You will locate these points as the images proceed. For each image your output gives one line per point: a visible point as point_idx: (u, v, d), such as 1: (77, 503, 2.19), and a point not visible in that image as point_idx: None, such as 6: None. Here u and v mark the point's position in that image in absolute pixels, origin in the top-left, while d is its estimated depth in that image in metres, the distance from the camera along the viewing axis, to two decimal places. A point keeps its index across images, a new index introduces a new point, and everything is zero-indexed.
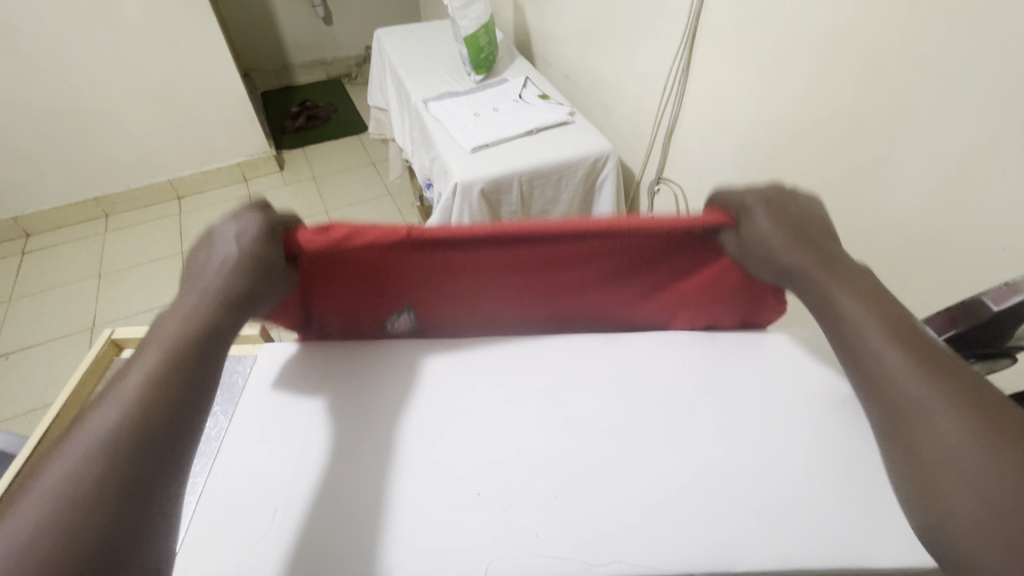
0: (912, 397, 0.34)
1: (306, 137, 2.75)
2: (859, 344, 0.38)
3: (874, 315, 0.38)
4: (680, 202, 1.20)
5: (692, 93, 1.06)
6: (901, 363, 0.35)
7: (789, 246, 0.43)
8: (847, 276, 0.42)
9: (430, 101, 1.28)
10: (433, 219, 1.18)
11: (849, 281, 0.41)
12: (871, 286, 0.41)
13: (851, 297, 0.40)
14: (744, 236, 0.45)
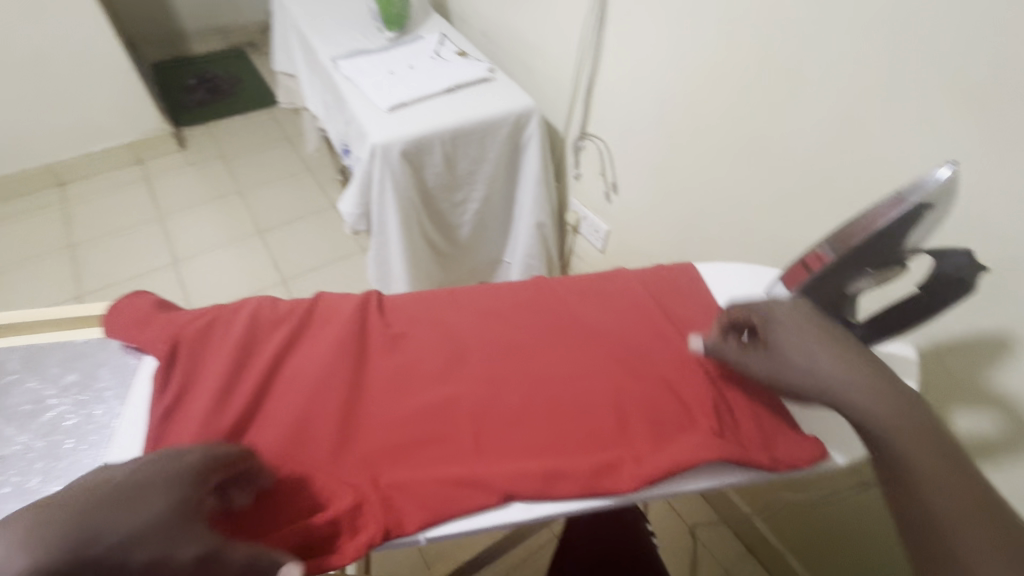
0: (937, 502, 0.39)
1: (208, 112, 2.51)
2: (904, 465, 0.41)
3: (951, 465, 0.40)
4: (605, 156, 1.21)
5: (610, 44, 1.05)
6: (932, 471, 0.40)
7: (859, 374, 0.45)
8: (919, 416, 0.43)
9: (340, 59, 1.20)
10: (353, 186, 1.11)
11: (881, 389, 0.44)
12: (945, 437, 0.42)
13: (923, 436, 0.42)
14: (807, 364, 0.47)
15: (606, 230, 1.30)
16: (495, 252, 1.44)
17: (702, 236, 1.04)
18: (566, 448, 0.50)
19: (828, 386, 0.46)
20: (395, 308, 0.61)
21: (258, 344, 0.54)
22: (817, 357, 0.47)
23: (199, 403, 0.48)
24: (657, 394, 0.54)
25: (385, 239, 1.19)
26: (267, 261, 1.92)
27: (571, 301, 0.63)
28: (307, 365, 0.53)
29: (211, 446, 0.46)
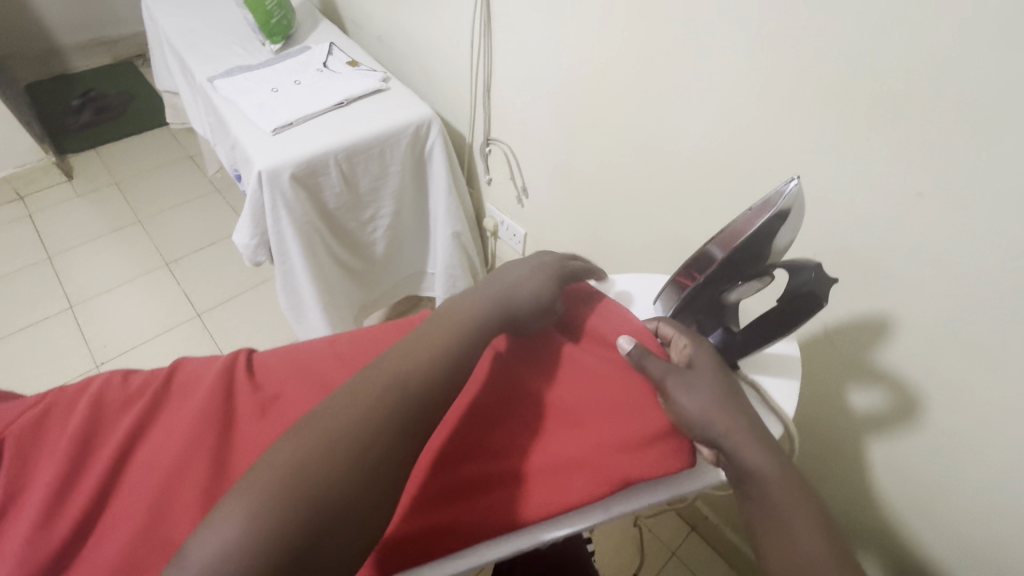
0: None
1: (96, 135, 2.29)
2: (766, 493, 0.46)
3: (800, 494, 0.46)
4: (511, 161, 1.18)
5: (501, 47, 1.03)
6: (810, 530, 0.44)
7: (726, 411, 0.50)
8: (771, 448, 0.49)
9: (217, 79, 1.11)
10: (245, 216, 1.03)
11: (801, 498, 0.46)
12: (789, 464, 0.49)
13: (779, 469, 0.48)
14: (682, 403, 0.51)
15: (523, 233, 1.28)
16: (416, 264, 1.39)
17: (611, 236, 1.04)
18: (463, 496, 0.51)
19: (703, 422, 0.50)
20: (268, 367, 0.57)
21: (103, 431, 0.49)
22: (722, 421, 0.49)
23: (28, 513, 0.43)
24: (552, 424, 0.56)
25: (290, 267, 1.12)
26: (177, 294, 1.78)
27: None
28: (166, 439, 0.49)
29: (49, 552, 0.42)
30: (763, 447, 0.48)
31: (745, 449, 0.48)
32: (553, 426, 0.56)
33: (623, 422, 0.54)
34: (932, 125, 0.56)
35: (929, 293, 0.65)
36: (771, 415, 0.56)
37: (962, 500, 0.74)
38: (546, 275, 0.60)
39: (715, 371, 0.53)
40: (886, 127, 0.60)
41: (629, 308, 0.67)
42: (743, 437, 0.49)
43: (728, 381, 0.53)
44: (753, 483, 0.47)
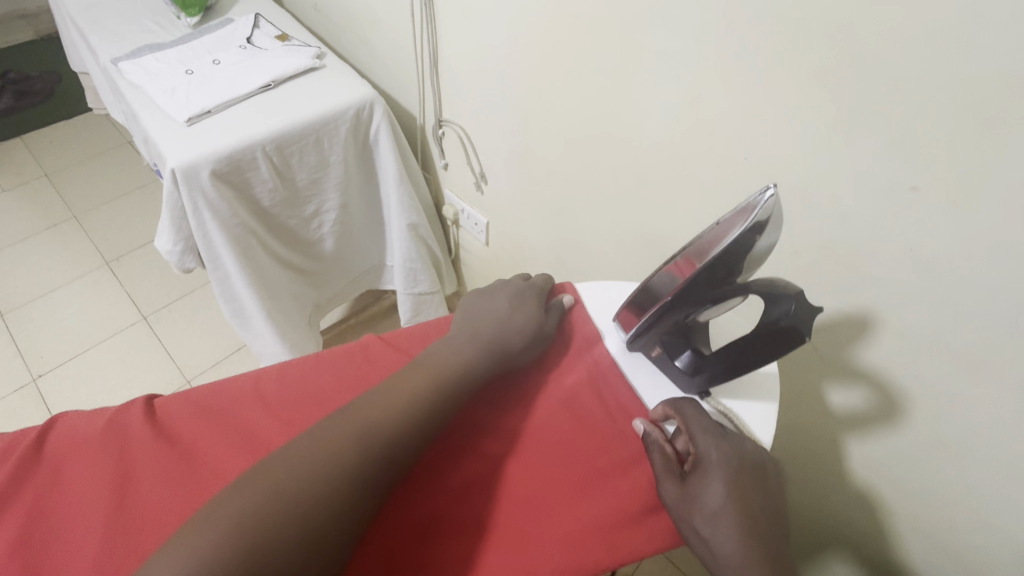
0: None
1: (21, 122, 2.09)
2: None
3: None
4: (466, 144, 1.07)
5: (445, 18, 0.90)
6: None
7: (749, 514, 0.43)
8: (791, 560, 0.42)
9: (121, 60, 0.96)
10: (163, 220, 0.91)
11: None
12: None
13: None
14: (697, 496, 0.44)
15: (485, 222, 1.18)
16: (373, 258, 1.29)
17: (577, 226, 0.95)
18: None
19: (713, 521, 0.43)
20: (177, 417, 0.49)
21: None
22: (743, 520, 0.43)
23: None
24: (514, 479, 0.48)
25: (225, 273, 1.01)
26: (118, 295, 1.65)
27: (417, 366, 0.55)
28: (53, 510, 0.43)
29: None
30: (741, 528, 0.42)
31: (720, 530, 0.42)
32: (550, 480, 0.49)
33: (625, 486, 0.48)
34: (931, 107, 0.48)
35: (920, 297, 0.58)
36: None
37: (951, 507, 0.69)
38: (524, 293, 0.60)
39: (742, 452, 0.46)
40: (877, 113, 0.51)
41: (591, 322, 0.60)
42: (722, 518, 0.43)
43: (756, 460, 0.46)
44: None
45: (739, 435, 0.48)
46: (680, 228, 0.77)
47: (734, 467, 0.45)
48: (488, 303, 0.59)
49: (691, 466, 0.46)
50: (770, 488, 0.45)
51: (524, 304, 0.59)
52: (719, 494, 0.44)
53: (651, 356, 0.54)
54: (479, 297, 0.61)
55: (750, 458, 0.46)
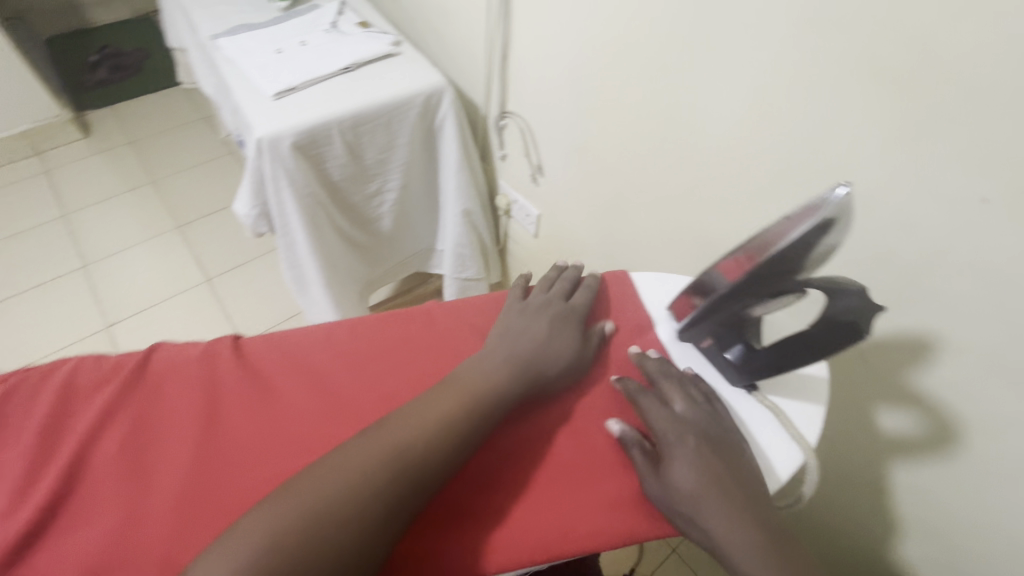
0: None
1: (113, 93, 2.27)
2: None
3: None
4: (527, 136, 1.11)
5: (519, 13, 0.94)
6: None
7: (725, 501, 0.44)
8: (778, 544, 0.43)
9: (220, 37, 1.05)
10: (244, 185, 0.99)
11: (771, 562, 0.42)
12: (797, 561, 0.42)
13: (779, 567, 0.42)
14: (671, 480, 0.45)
15: (536, 214, 1.22)
16: (424, 241, 1.34)
17: (629, 222, 0.97)
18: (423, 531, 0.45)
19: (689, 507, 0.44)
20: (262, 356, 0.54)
21: (68, 420, 0.46)
22: (722, 507, 0.43)
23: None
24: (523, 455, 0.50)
25: (292, 240, 1.08)
26: (186, 257, 1.77)
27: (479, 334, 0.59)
28: (154, 418, 0.47)
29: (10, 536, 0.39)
30: (724, 506, 0.43)
31: (705, 509, 0.44)
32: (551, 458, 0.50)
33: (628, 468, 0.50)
34: (1012, 119, 0.48)
35: (981, 313, 0.57)
36: (789, 443, 0.50)
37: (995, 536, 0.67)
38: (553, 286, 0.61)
39: (724, 443, 0.47)
40: (955, 123, 0.51)
41: (642, 307, 0.61)
42: (707, 495, 0.44)
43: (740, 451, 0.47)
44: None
45: (692, 412, 0.49)
46: (734, 230, 0.78)
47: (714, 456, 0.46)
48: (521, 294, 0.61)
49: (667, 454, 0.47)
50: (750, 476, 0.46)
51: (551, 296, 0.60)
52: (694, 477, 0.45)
53: (701, 347, 0.56)
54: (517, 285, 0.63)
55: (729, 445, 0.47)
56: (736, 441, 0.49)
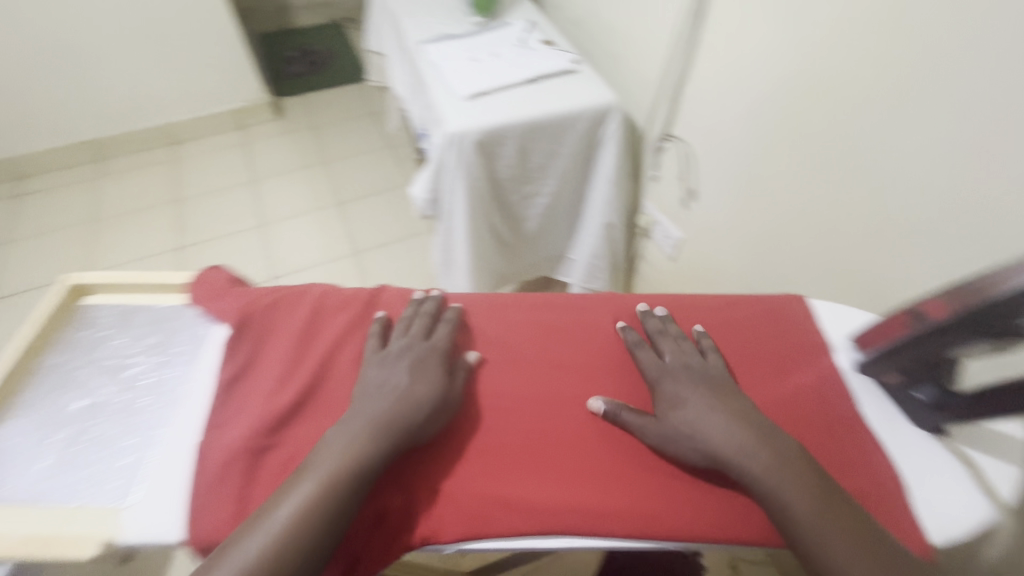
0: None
1: (304, 84, 2.64)
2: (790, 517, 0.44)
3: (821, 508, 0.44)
4: (688, 160, 1.13)
5: (705, 44, 0.98)
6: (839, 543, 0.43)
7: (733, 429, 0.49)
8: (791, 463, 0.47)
9: (426, 43, 1.20)
10: (425, 171, 1.12)
11: (779, 464, 0.46)
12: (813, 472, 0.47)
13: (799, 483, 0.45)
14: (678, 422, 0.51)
15: (679, 238, 1.23)
16: (560, 248, 1.41)
17: (786, 257, 0.95)
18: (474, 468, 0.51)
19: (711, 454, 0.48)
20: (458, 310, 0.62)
21: (318, 328, 0.58)
22: (726, 435, 0.48)
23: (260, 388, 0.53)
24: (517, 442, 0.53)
25: (452, 227, 1.20)
26: (341, 231, 2.01)
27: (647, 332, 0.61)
28: (373, 343, 0.57)
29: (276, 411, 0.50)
30: (731, 428, 0.49)
31: (708, 434, 0.49)
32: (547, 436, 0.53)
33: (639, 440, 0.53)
34: None
35: None
36: (978, 495, 0.48)
37: None
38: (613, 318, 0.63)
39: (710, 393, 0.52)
40: None
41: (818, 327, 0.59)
42: (707, 420, 0.50)
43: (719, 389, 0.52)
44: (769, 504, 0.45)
45: (682, 361, 0.55)
46: (916, 281, 0.75)
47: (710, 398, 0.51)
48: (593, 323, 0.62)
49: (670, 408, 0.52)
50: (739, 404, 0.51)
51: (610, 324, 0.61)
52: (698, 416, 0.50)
53: (886, 382, 0.55)
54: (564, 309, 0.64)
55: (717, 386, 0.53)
56: (721, 374, 0.54)
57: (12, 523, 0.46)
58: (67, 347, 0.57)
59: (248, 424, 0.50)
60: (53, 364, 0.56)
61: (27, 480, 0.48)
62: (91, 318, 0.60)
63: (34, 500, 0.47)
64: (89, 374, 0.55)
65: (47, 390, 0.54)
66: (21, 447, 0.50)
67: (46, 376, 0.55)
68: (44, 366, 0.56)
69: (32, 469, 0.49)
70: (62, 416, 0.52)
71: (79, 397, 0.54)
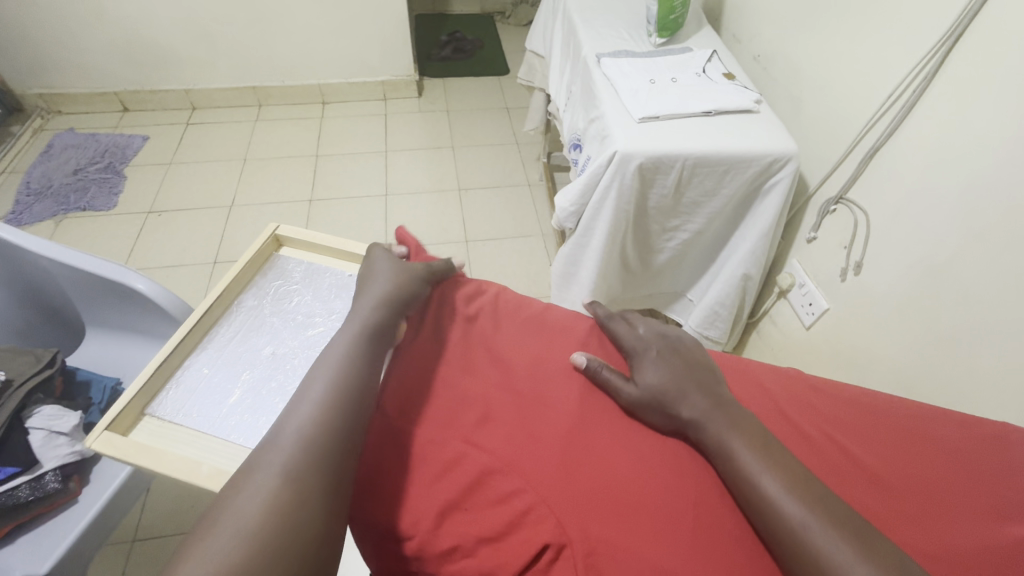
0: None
1: (448, 68, 2.73)
2: (771, 508, 0.42)
3: (801, 496, 0.42)
4: (860, 230, 1.03)
5: (927, 111, 0.87)
6: (832, 531, 0.40)
7: (702, 402, 0.50)
8: (773, 453, 0.46)
9: (604, 56, 1.18)
10: (577, 184, 1.10)
11: (738, 426, 0.48)
12: (796, 466, 0.45)
13: (778, 468, 0.45)
14: (649, 387, 0.52)
15: (824, 308, 1.13)
16: (680, 286, 1.35)
17: (958, 363, 0.84)
18: (465, 430, 0.51)
19: (686, 421, 0.50)
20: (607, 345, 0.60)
21: (480, 329, 0.59)
22: (695, 407, 0.50)
23: (437, 387, 0.55)
24: (496, 423, 0.52)
25: (585, 243, 1.18)
26: (456, 217, 2.05)
27: (848, 423, 0.52)
28: (529, 363, 0.57)
29: (437, 412, 0.53)
30: (696, 395, 0.51)
31: (677, 402, 0.51)
32: (528, 412, 0.53)
33: (630, 441, 0.51)
34: None
35: None
36: None
37: None
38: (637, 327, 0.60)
39: (677, 367, 0.54)
40: None
41: None
42: (677, 386, 0.52)
43: (689, 364, 0.54)
44: (749, 487, 0.44)
45: (655, 335, 0.58)
46: None
47: (678, 372, 0.53)
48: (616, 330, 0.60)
49: (639, 380, 0.54)
50: (705, 379, 0.53)
51: (632, 330, 0.59)
52: (660, 380, 0.53)
53: None
54: (609, 318, 0.62)
55: (688, 364, 0.54)
56: (694, 349, 0.57)
57: (204, 448, 0.51)
58: (261, 292, 0.64)
59: (429, 418, 0.52)
60: (248, 305, 0.63)
61: (218, 413, 0.53)
62: (283, 269, 0.67)
63: (223, 434, 0.52)
64: (278, 324, 0.61)
65: (241, 329, 0.61)
66: (215, 379, 0.56)
67: (242, 316, 0.62)
68: (240, 305, 0.63)
69: (223, 403, 0.54)
70: (253, 359, 0.58)
71: (268, 343, 0.60)
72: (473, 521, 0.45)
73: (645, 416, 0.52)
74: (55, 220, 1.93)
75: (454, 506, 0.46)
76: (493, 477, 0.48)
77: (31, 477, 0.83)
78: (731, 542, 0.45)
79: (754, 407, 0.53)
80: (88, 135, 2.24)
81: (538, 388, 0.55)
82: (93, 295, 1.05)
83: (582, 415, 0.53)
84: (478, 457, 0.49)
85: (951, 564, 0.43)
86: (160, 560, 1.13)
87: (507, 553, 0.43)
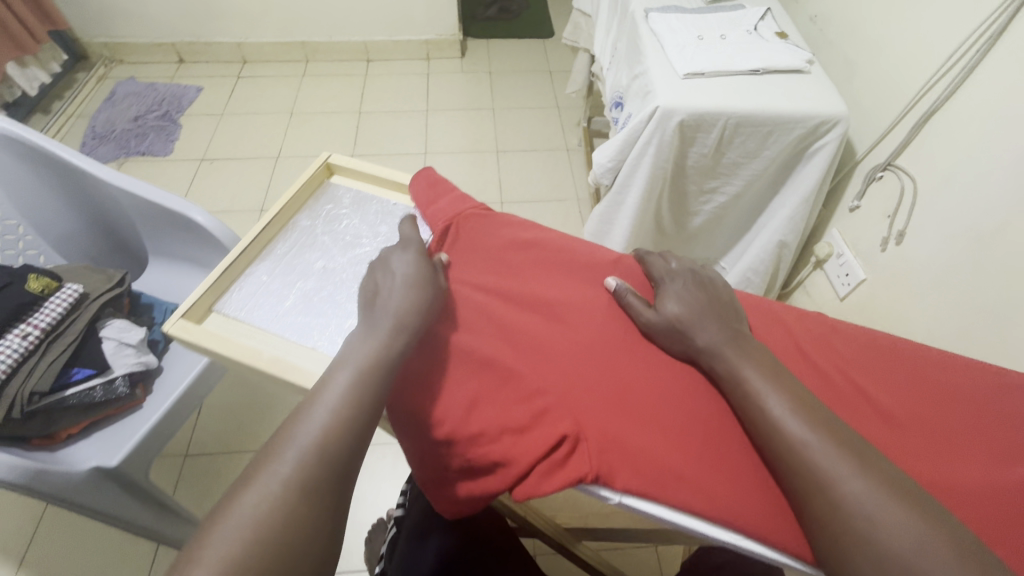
0: (849, 490, 0.40)
1: (493, 29, 2.70)
2: (776, 423, 0.45)
3: (808, 418, 0.44)
4: (905, 198, 1.00)
5: (990, 71, 0.83)
6: (832, 449, 0.42)
7: (722, 330, 0.52)
8: (784, 379, 0.48)
9: (653, 11, 1.17)
10: (615, 140, 1.10)
11: (752, 354, 0.50)
12: (806, 393, 0.47)
13: (787, 392, 0.47)
14: (672, 314, 0.54)
15: (860, 278, 1.11)
16: (713, 252, 1.35)
17: (997, 333, 0.82)
18: (494, 341, 0.56)
19: (703, 345, 0.52)
20: (635, 280, 0.62)
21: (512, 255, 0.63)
22: (714, 333, 0.52)
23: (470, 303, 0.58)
24: (522, 338, 0.56)
25: (620, 200, 1.18)
26: (493, 177, 2.08)
27: (862, 360, 0.54)
28: (557, 289, 0.60)
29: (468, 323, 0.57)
30: (716, 323, 0.53)
31: (696, 328, 0.53)
32: (553, 330, 0.56)
33: (648, 363, 0.54)
34: None
35: None
36: None
37: None
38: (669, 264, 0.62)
39: (702, 298, 0.55)
40: None
41: None
42: (699, 314, 0.54)
43: (714, 297, 0.56)
44: (758, 406, 0.46)
45: (685, 270, 0.60)
46: None
47: (703, 303, 0.55)
48: (648, 265, 0.62)
49: (663, 307, 0.56)
50: (728, 312, 0.55)
51: (662, 265, 0.61)
52: (683, 308, 0.55)
53: None
54: (643, 256, 0.64)
55: (713, 298, 0.56)
56: (721, 286, 0.58)
57: (263, 342, 0.57)
58: (314, 215, 0.69)
59: (461, 327, 0.57)
60: (302, 225, 0.68)
61: (275, 313, 0.59)
62: (334, 196, 0.72)
63: (279, 331, 0.58)
64: (329, 243, 0.66)
65: (296, 245, 0.66)
66: (273, 286, 0.62)
67: (296, 234, 0.67)
68: (295, 225, 0.68)
69: (280, 305, 0.60)
70: (306, 271, 0.64)
71: (319, 259, 0.65)
72: (496, 414, 0.50)
73: (667, 342, 0.55)
74: (117, 162, 2.05)
75: (479, 403, 0.51)
76: (517, 380, 0.52)
77: (105, 380, 0.93)
78: (736, 458, 0.48)
79: (774, 342, 0.55)
80: (148, 84, 2.34)
81: (563, 310, 0.58)
82: (155, 225, 1.13)
83: (604, 335, 0.56)
84: (504, 364, 0.53)
85: (939, 488, 0.46)
86: (210, 473, 1.24)
87: (527, 447, 0.48)
